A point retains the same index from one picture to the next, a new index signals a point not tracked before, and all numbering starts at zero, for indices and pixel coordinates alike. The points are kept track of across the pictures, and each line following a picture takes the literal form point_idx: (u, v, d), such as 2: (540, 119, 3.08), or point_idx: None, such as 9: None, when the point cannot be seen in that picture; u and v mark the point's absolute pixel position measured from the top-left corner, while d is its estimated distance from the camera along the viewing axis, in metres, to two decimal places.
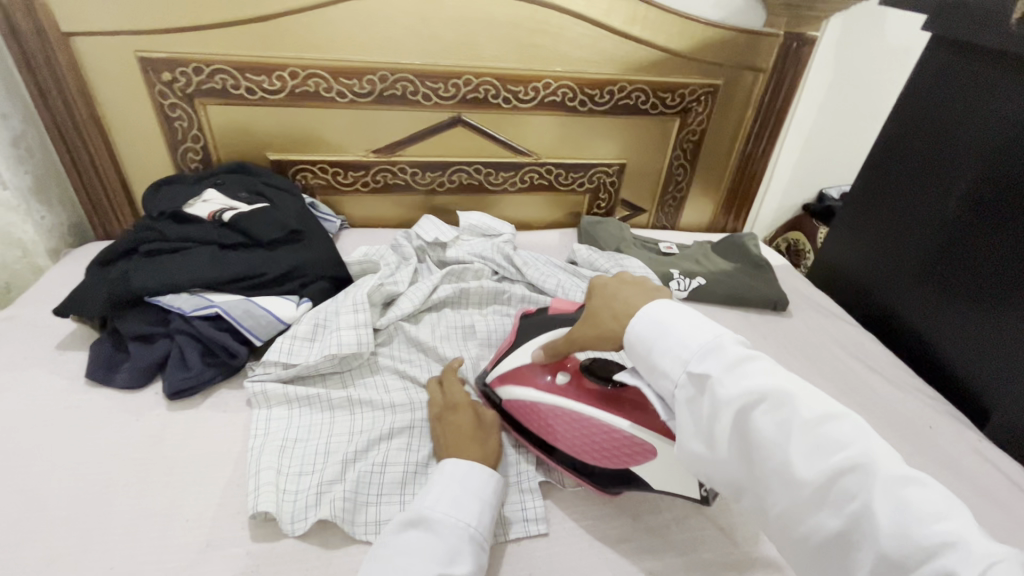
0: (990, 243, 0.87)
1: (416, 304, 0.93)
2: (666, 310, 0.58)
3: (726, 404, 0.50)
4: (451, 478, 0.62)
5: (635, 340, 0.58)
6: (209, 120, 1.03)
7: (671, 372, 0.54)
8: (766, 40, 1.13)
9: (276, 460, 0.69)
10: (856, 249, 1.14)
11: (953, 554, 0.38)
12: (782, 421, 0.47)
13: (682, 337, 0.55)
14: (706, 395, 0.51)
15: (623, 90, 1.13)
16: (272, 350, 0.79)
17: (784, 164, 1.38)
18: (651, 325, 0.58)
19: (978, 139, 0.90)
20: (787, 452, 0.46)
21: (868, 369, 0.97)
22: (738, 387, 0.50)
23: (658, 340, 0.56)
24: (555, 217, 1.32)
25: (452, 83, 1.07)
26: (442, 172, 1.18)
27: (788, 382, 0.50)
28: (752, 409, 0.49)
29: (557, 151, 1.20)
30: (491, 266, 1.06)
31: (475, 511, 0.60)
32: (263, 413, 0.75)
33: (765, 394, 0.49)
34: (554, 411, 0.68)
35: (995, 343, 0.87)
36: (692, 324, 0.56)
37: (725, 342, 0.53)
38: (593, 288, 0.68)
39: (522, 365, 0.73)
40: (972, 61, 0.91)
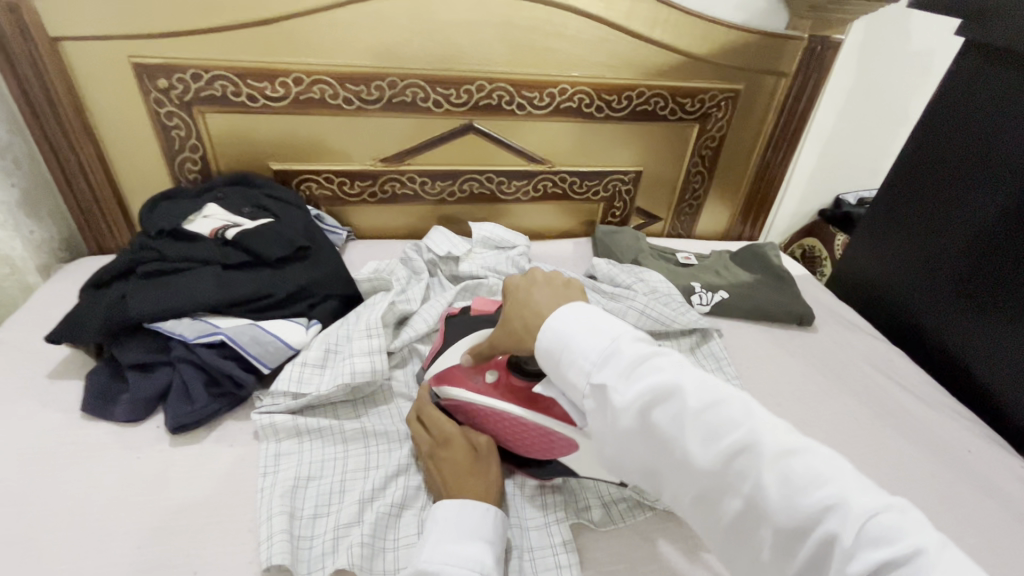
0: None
1: (430, 324, 0.88)
2: (566, 319, 0.57)
3: (625, 411, 0.49)
4: (445, 523, 0.58)
5: (545, 353, 0.57)
6: (209, 129, 0.98)
7: (577, 383, 0.54)
8: (790, 43, 1.09)
9: (288, 502, 0.65)
10: (880, 261, 1.11)
11: (834, 518, 0.40)
12: (675, 415, 0.47)
13: (583, 346, 0.54)
14: (608, 400, 0.51)
15: (642, 95, 1.09)
16: (281, 379, 0.75)
17: (802, 170, 1.34)
18: (558, 336, 0.56)
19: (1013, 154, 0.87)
20: (686, 447, 0.46)
21: (900, 388, 0.93)
22: (634, 388, 0.49)
23: (563, 351, 0.55)
24: (568, 226, 1.27)
25: (464, 89, 1.02)
26: (452, 181, 1.13)
27: (678, 374, 0.49)
28: (650, 408, 0.48)
29: (572, 159, 1.15)
30: (505, 281, 1.02)
31: (480, 553, 0.56)
32: (272, 448, 0.71)
33: (659, 393, 0.48)
34: (483, 413, 0.67)
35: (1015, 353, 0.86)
36: (591, 328, 0.55)
37: (621, 342, 0.52)
38: (506, 291, 0.65)
39: (455, 368, 0.71)
40: (1010, 69, 0.88)
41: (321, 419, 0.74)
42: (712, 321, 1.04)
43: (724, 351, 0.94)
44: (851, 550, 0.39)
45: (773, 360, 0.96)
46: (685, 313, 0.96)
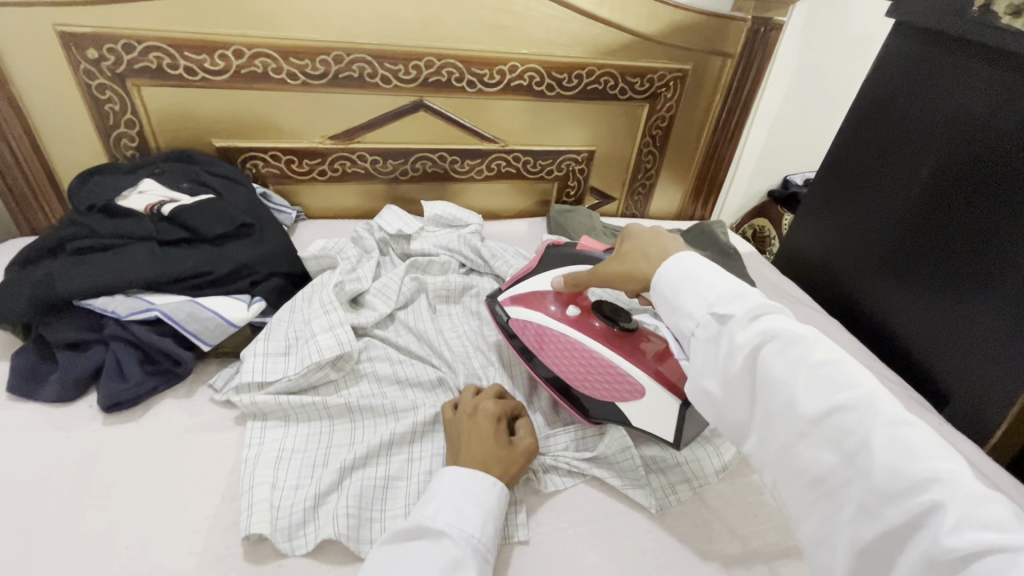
0: (965, 211, 0.87)
1: (390, 304, 0.88)
2: (693, 260, 0.59)
3: (744, 343, 0.50)
4: (459, 488, 0.59)
5: (662, 286, 0.60)
6: (144, 103, 0.94)
7: (693, 311, 0.55)
8: (734, 24, 1.11)
9: (271, 473, 0.64)
10: (826, 232, 1.14)
11: (940, 489, 0.40)
12: (792, 360, 0.48)
13: (711, 283, 0.56)
14: (725, 333, 0.52)
15: (592, 74, 1.10)
16: (244, 372, 0.72)
17: (751, 151, 1.38)
18: (676, 273, 0.59)
19: (949, 119, 0.89)
20: (793, 393, 0.48)
21: None
22: (757, 328, 0.51)
23: (685, 286, 0.58)
24: (523, 206, 1.28)
25: (412, 65, 1.01)
26: (404, 160, 1.12)
27: (807, 330, 0.50)
28: (763, 348, 0.50)
29: (524, 137, 1.16)
30: (457, 258, 1.02)
31: (479, 521, 0.56)
32: (259, 429, 0.70)
33: (780, 334, 0.50)
34: (553, 335, 0.73)
35: (949, 309, 0.89)
36: (718, 272, 0.57)
37: (749, 291, 0.54)
38: (625, 231, 0.70)
39: (535, 292, 0.77)
40: (931, 47, 0.92)
41: (307, 396, 0.73)
42: None
43: None
44: (954, 522, 0.38)
45: None
46: None
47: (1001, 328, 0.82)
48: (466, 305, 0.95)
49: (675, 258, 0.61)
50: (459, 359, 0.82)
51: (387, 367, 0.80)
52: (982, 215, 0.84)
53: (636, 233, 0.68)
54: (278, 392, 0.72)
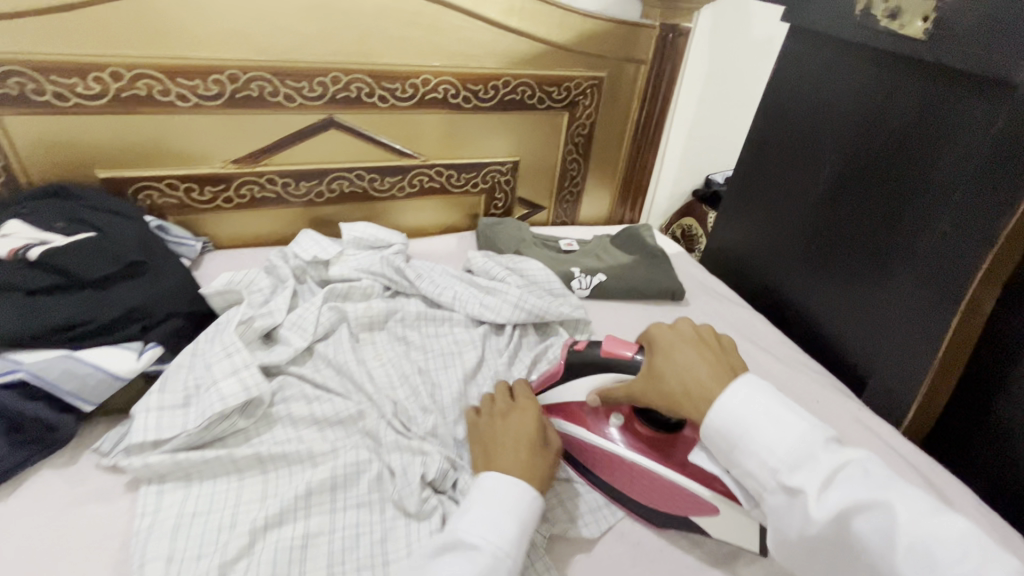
0: (864, 213, 0.91)
1: (305, 337, 0.83)
2: (742, 398, 0.55)
3: (824, 517, 0.47)
4: (494, 494, 0.56)
5: (710, 436, 0.56)
6: (8, 134, 0.84)
7: (758, 475, 0.52)
8: (643, 31, 1.13)
9: (166, 545, 0.57)
10: (749, 236, 1.17)
11: None
12: (883, 531, 0.45)
13: (766, 438, 0.52)
14: (798, 505, 0.48)
15: (508, 84, 1.08)
16: (134, 432, 0.65)
17: (672, 153, 1.42)
18: (726, 421, 0.54)
19: (842, 121, 0.94)
20: (893, 566, 0.44)
21: (760, 350, 0.98)
22: (832, 499, 0.47)
23: (739, 441, 0.53)
24: (452, 221, 1.24)
25: (317, 81, 0.95)
26: (319, 181, 1.06)
27: (887, 487, 0.47)
28: (849, 520, 0.46)
29: (444, 151, 1.12)
30: (380, 281, 0.97)
31: (512, 534, 0.54)
32: (154, 494, 0.62)
33: (861, 502, 0.46)
34: (611, 457, 0.67)
35: (860, 305, 0.93)
36: (770, 419, 0.52)
37: (812, 441, 0.50)
38: (654, 343, 0.64)
39: (573, 404, 0.71)
40: (825, 50, 0.96)
41: (209, 450, 0.66)
42: (590, 305, 1.06)
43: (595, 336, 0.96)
44: None
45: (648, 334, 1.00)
46: (558, 302, 0.96)
47: (907, 313, 0.84)
48: (392, 331, 0.90)
49: (720, 396, 0.56)
50: (381, 392, 0.77)
51: (303, 408, 0.74)
52: (878, 215, 0.88)
53: (669, 345, 0.62)
54: (177, 449, 0.66)
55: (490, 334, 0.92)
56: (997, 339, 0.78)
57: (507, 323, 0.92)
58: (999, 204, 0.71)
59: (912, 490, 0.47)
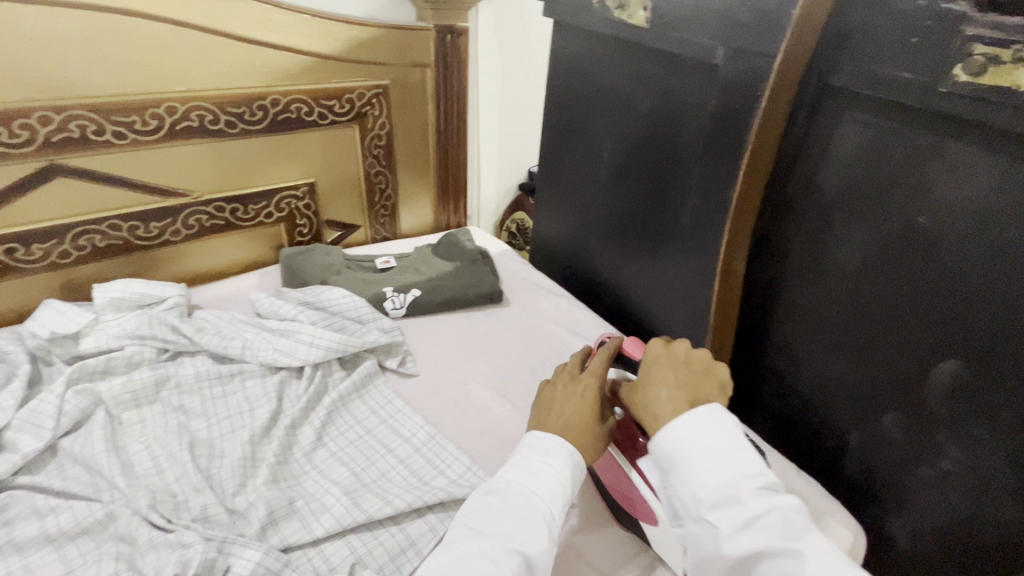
0: (645, 190, 0.94)
1: (41, 433, 0.70)
2: (703, 430, 0.52)
3: (732, 557, 0.46)
4: (535, 453, 0.57)
5: (653, 454, 0.54)
6: None
7: (683, 504, 0.50)
8: (419, 34, 1.09)
9: None
10: (563, 224, 1.18)
11: None
12: None
13: (700, 471, 0.50)
14: (709, 539, 0.48)
15: (277, 103, 0.99)
16: None
17: (487, 152, 1.42)
18: (670, 449, 0.52)
19: (610, 107, 0.97)
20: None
21: (576, 338, 1.01)
22: (746, 543, 0.46)
23: (674, 467, 0.51)
24: (253, 257, 1.12)
25: (19, 124, 0.80)
26: (58, 241, 0.90)
27: (805, 543, 0.45)
28: (756, 562, 0.46)
29: (220, 184, 1.00)
30: (152, 345, 0.84)
31: (552, 488, 0.54)
32: None
33: (774, 550, 0.45)
34: None
35: (655, 278, 0.97)
36: (710, 453, 0.50)
37: (745, 484, 0.48)
38: (648, 357, 0.60)
39: None
40: (579, 41, 1.00)
41: None
42: (408, 323, 1.02)
43: (410, 357, 0.91)
44: None
45: (466, 343, 0.98)
46: (363, 331, 0.90)
47: (689, 281, 0.89)
48: (166, 403, 0.78)
49: (677, 423, 0.52)
50: (142, 482, 0.66)
51: (32, 523, 0.61)
52: (652, 189, 0.92)
53: (651, 361, 0.59)
54: None
55: (289, 379, 0.83)
56: (760, 296, 0.83)
57: (306, 364, 0.84)
58: (735, 159, 0.76)
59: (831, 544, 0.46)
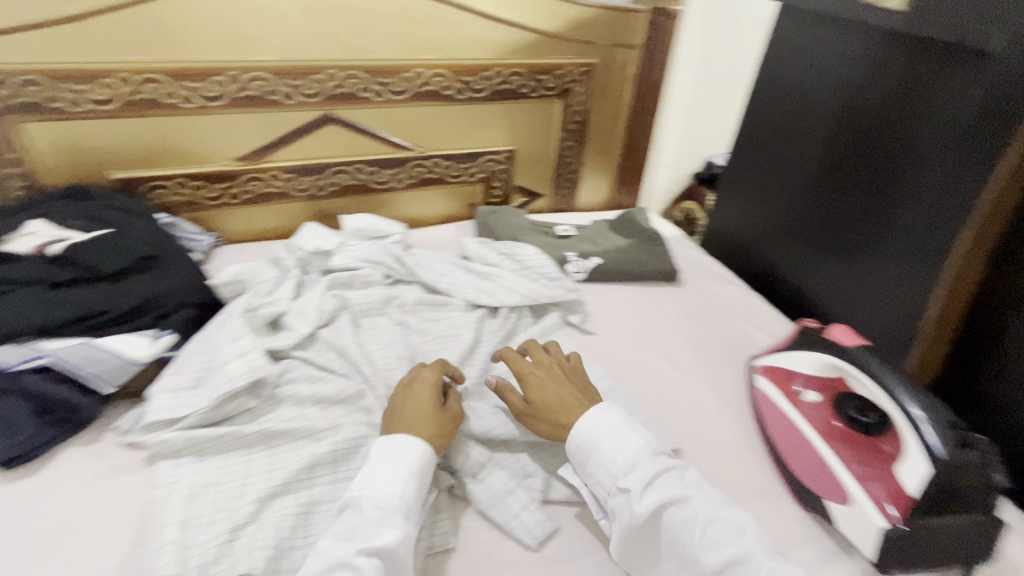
0: (860, 187, 0.90)
1: (308, 323, 0.87)
2: (598, 417, 0.66)
3: (643, 513, 0.57)
4: (382, 458, 0.62)
5: (569, 450, 0.66)
6: (29, 140, 0.89)
7: (602, 480, 0.63)
8: (633, 16, 1.14)
9: (182, 511, 0.62)
10: (742, 218, 1.17)
11: None
12: (688, 518, 0.57)
13: (609, 451, 0.63)
14: (625, 501, 0.59)
15: (500, 74, 1.10)
16: (153, 410, 0.70)
17: (669, 137, 1.42)
18: (584, 439, 0.65)
19: (829, 99, 0.94)
20: (692, 550, 0.55)
21: (754, 327, 1.00)
22: (651, 496, 0.58)
23: (588, 454, 0.64)
24: (451, 211, 1.27)
25: (314, 79, 0.99)
26: (320, 176, 1.10)
27: (694, 488, 0.60)
28: (665, 512, 0.58)
29: (441, 142, 1.15)
30: (381, 269, 1.01)
31: (401, 484, 0.60)
32: (170, 468, 0.67)
33: (672, 497, 0.58)
34: (786, 418, 0.74)
35: (852, 280, 0.93)
36: (615, 435, 0.64)
37: (642, 457, 0.62)
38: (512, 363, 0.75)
39: (779, 367, 0.79)
40: (808, 26, 0.97)
41: (222, 428, 0.71)
42: (586, 288, 1.08)
43: (589, 318, 0.98)
44: None
45: (640, 314, 1.03)
46: (553, 287, 0.98)
47: (897, 286, 0.86)
48: (392, 316, 0.94)
49: (590, 414, 0.67)
50: (376, 376, 0.81)
51: (307, 386, 0.78)
52: (869, 186, 0.89)
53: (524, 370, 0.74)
54: (191, 427, 0.71)
55: (487, 317, 0.95)
56: (989, 313, 0.80)
57: (503, 306, 0.95)
58: (988, 158, 0.73)
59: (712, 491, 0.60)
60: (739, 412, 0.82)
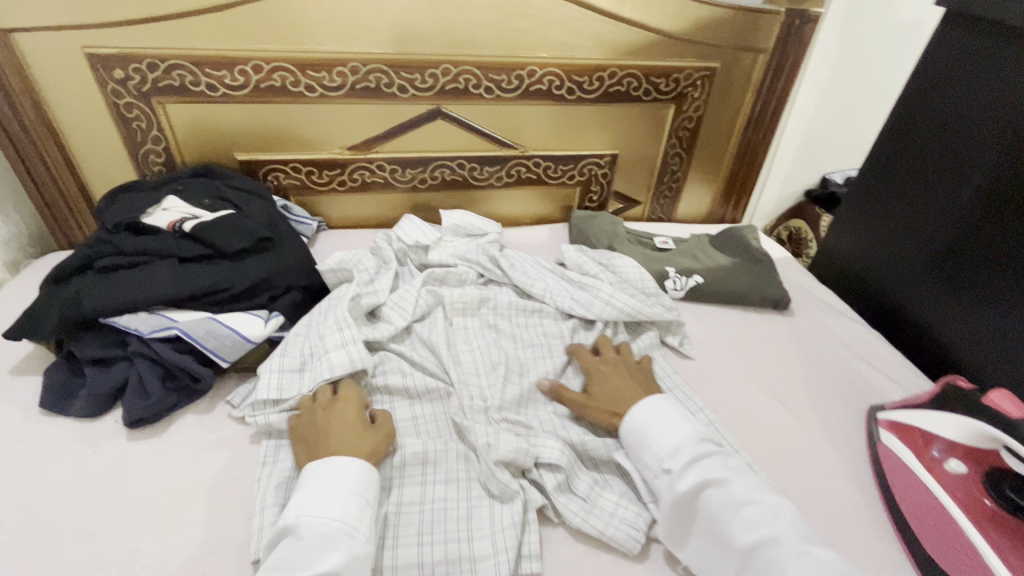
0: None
1: (404, 317, 0.88)
2: (655, 406, 0.70)
3: (685, 490, 0.60)
4: (313, 482, 0.60)
5: (623, 435, 0.70)
6: (170, 119, 0.96)
7: (650, 463, 0.65)
8: (766, 18, 1.05)
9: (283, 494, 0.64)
10: (857, 244, 1.09)
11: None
12: (726, 498, 0.59)
13: (659, 437, 0.66)
14: (667, 482, 0.62)
15: (614, 75, 1.06)
16: (260, 389, 0.73)
17: (786, 150, 1.31)
18: (635, 422, 0.68)
19: (983, 122, 0.85)
20: (730, 531, 0.57)
21: (874, 370, 0.91)
22: (692, 477, 0.61)
23: (640, 437, 0.67)
24: (545, 212, 1.24)
25: (429, 73, 0.99)
26: (423, 169, 1.11)
27: (732, 473, 0.62)
28: (704, 492, 0.60)
29: (544, 142, 1.13)
30: (475, 268, 1.00)
31: (341, 504, 0.58)
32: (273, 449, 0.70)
33: (711, 479, 0.61)
34: (921, 483, 0.69)
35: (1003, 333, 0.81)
36: (666, 424, 0.67)
37: (689, 443, 0.64)
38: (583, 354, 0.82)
39: (913, 426, 0.74)
40: (982, 37, 0.84)
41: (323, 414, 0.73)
42: (684, 307, 1.03)
43: (688, 340, 0.93)
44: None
45: (742, 342, 0.96)
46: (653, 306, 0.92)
47: None
48: (484, 318, 0.93)
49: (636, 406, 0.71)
50: (464, 378, 0.80)
51: (403, 381, 0.80)
52: None
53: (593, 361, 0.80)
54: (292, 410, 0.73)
55: (580, 328, 0.92)
56: None
57: (598, 320, 0.91)
58: None
59: (751, 478, 0.62)
60: (854, 468, 0.75)
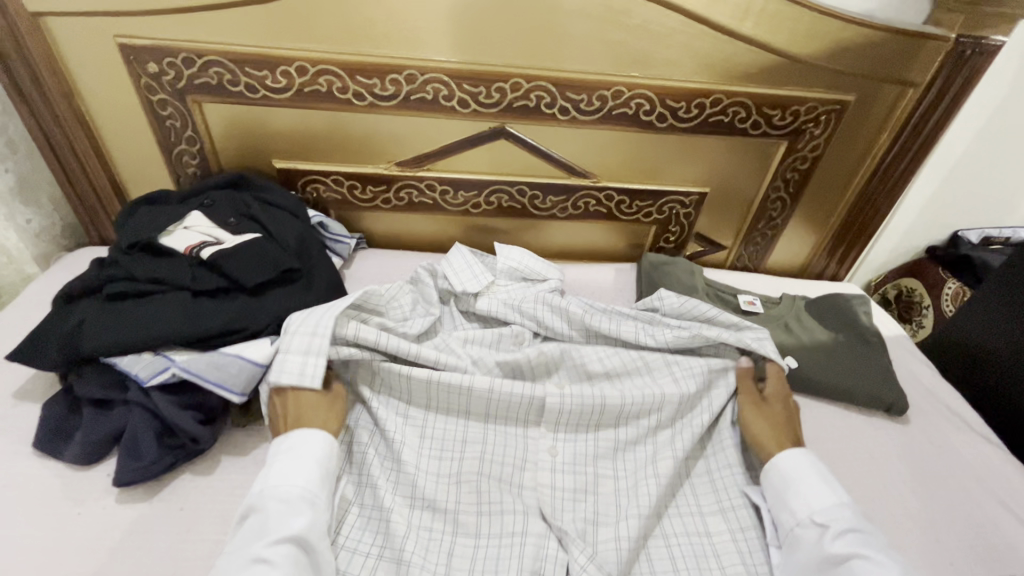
0: None
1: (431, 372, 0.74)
2: (809, 457, 0.66)
3: (837, 553, 0.57)
4: (281, 453, 0.60)
5: (766, 471, 0.66)
6: (205, 119, 0.86)
7: (795, 511, 0.62)
8: (927, 44, 0.82)
9: None
10: (1002, 334, 0.88)
11: None
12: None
13: (812, 488, 0.63)
14: (817, 544, 0.58)
15: (718, 103, 0.87)
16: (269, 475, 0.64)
17: (913, 201, 1.08)
18: (786, 466, 0.65)
19: None
20: None
21: (1012, 520, 0.72)
22: (845, 545, 0.57)
23: (791, 480, 0.64)
24: (612, 248, 1.08)
25: (496, 87, 0.84)
26: (478, 192, 0.97)
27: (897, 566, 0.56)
28: (854, 565, 0.56)
29: (621, 173, 0.96)
30: (530, 325, 0.85)
31: (310, 473, 0.59)
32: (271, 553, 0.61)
33: (869, 556, 0.56)
34: None
35: None
36: (822, 479, 0.64)
37: (846, 510, 0.61)
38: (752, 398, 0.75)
39: None
40: None
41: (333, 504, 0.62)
42: None
43: None
44: None
45: (840, 454, 0.78)
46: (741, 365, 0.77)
47: None
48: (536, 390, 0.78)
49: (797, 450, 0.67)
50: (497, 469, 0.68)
51: (425, 465, 0.68)
52: None
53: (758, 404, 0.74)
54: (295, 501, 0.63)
55: None
56: None
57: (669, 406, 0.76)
58: None
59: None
60: None
